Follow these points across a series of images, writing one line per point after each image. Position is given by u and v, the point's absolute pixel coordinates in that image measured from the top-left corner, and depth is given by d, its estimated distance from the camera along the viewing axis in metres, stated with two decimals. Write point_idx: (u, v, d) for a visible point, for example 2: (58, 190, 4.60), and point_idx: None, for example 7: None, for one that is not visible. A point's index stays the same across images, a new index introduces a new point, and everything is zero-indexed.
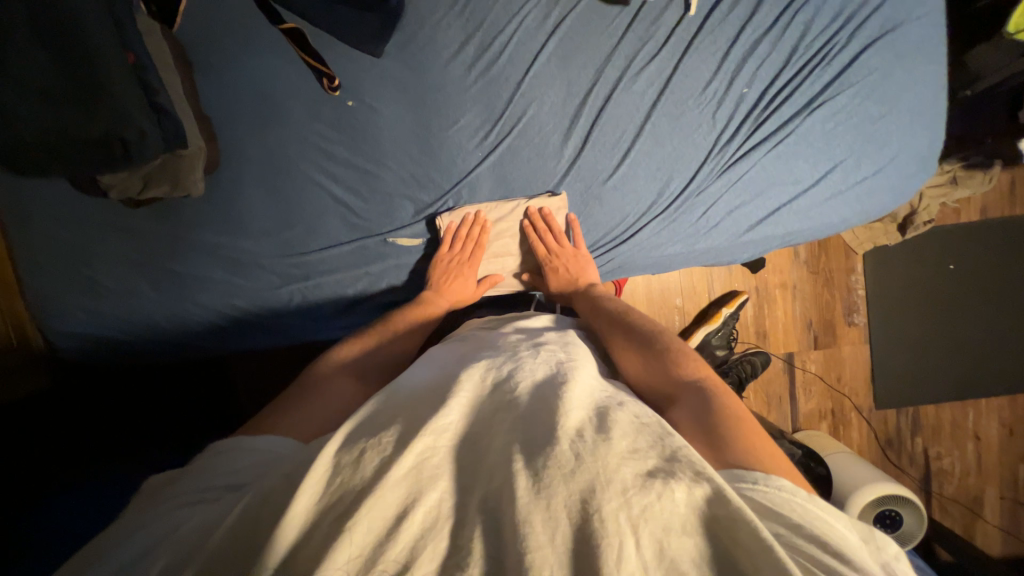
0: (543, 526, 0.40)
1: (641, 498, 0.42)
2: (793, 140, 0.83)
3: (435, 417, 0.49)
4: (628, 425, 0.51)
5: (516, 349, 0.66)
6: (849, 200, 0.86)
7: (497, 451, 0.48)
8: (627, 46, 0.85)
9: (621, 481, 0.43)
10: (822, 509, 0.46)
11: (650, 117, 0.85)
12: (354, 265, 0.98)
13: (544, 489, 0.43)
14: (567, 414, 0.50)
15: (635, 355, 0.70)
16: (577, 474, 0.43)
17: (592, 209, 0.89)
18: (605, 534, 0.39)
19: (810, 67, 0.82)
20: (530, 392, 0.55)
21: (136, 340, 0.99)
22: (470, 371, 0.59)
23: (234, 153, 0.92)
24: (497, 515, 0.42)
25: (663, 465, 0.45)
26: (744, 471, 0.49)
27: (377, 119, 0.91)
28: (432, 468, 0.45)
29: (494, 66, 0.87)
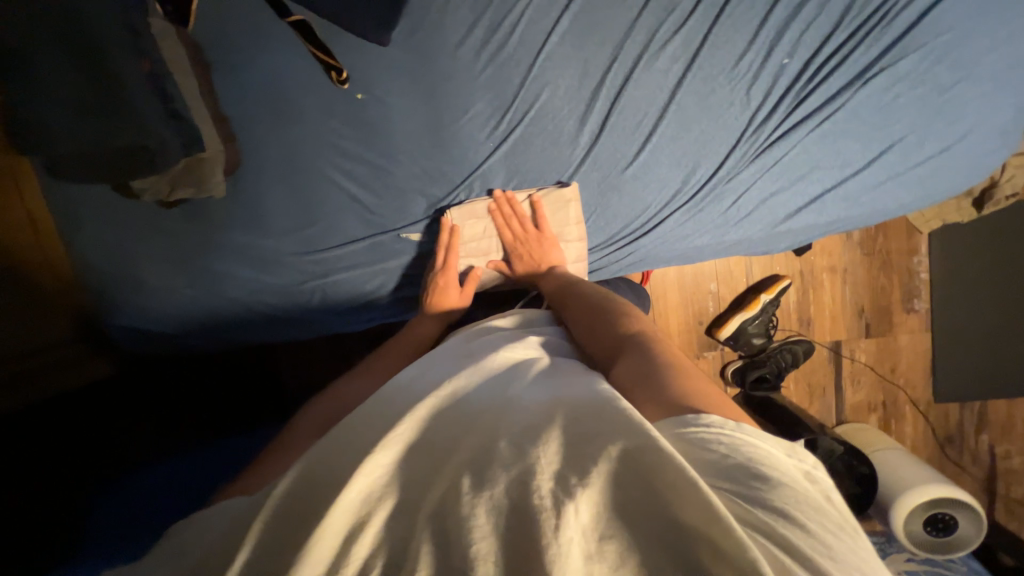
0: (478, 508, 0.36)
1: (580, 474, 0.37)
2: (841, 117, 0.73)
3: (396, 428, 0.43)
4: (574, 402, 0.46)
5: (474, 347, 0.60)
6: (907, 183, 0.76)
7: (454, 451, 0.42)
8: (649, 18, 0.77)
9: (554, 456, 0.39)
10: (749, 431, 0.41)
11: (675, 98, 0.77)
12: (370, 261, 0.99)
13: (488, 479, 0.38)
14: (518, 414, 0.45)
15: (586, 327, 0.67)
16: (518, 461, 0.39)
17: (609, 201, 0.84)
18: (541, 510, 0.34)
19: (866, 29, 0.71)
20: (485, 392, 0.50)
21: (177, 334, 1.06)
22: (432, 373, 0.55)
23: (252, 152, 0.94)
24: (441, 515, 0.37)
25: (598, 430, 0.41)
26: (674, 411, 0.44)
27: (387, 112, 0.89)
28: (377, 491, 0.39)
29: (504, 48, 0.82)
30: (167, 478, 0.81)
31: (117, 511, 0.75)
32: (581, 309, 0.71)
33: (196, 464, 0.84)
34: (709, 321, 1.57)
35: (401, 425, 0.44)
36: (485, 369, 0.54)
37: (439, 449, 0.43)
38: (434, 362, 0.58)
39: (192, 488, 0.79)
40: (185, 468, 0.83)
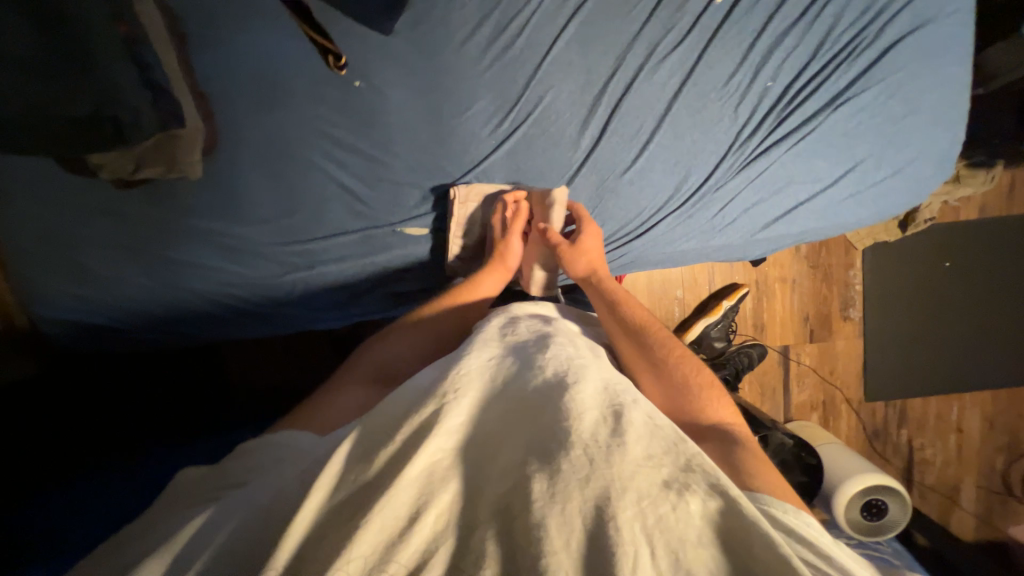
0: (557, 534, 0.41)
1: (657, 512, 0.43)
2: (815, 137, 0.82)
3: (443, 418, 0.48)
4: (642, 427, 0.51)
5: (524, 346, 0.63)
6: (866, 201, 0.86)
7: (516, 456, 0.47)
8: (650, 33, 0.81)
9: (637, 491, 0.44)
10: (832, 543, 0.48)
11: (672, 109, 0.82)
12: (360, 255, 0.95)
13: (557, 494, 0.43)
14: (580, 416, 0.50)
15: (656, 384, 0.70)
16: (592, 481, 0.44)
17: (607, 203, 0.87)
18: (621, 542, 0.40)
19: (836, 62, 0.80)
20: (545, 390, 0.54)
21: (129, 328, 0.95)
22: (491, 364, 0.57)
23: (232, 132, 0.87)
24: (508, 513, 0.43)
25: (677, 474, 0.47)
26: (764, 493, 0.52)
27: (385, 102, 0.86)
28: (442, 473, 0.46)
29: (510, 49, 0.83)
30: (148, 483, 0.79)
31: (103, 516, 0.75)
32: (643, 353, 0.72)
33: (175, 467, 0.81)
34: (676, 325, 1.66)
35: (453, 416, 0.49)
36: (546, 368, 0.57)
37: (504, 459, 0.47)
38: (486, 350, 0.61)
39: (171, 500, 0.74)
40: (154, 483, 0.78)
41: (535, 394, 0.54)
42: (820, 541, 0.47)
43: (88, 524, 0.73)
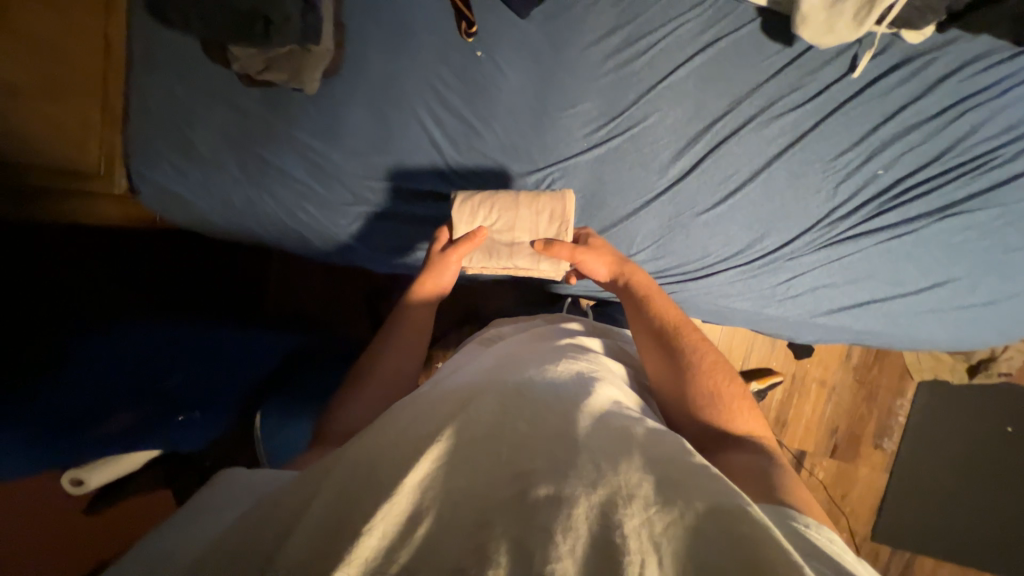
0: (562, 540, 0.40)
1: (662, 517, 0.42)
2: (911, 240, 0.77)
3: (450, 423, 0.51)
4: (646, 438, 0.52)
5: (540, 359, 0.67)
6: (945, 321, 0.79)
7: (523, 457, 0.48)
8: (772, 88, 0.80)
9: (643, 498, 0.44)
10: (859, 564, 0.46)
11: (769, 167, 0.81)
12: (424, 210, 0.99)
13: (564, 498, 0.43)
14: (587, 429, 0.52)
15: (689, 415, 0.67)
16: (599, 488, 0.44)
17: (673, 237, 0.86)
18: (628, 552, 0.39)
19: (960, 171, 0.75)
20: (550, 394, 0.57)
21: (204, 208, 1.02)
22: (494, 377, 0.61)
23: (355, 65, 0.94)
24: (515, 512, 0.43)
25: (682, 480, 0.46)
26: (792, 508, 0.51)
27: (498, 78, 0.90)
28: (443, 473, 0.46)
29: (631, 63, 0.85)
30: (180, 342, 0.88)
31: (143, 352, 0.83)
32: (677, 371, 0.70)
33: (203, 347, 0.90)
34: None
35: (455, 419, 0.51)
36: (550, 375, 0.61)
37: (512, 454, 0.48)
38: (504, 364, 0.66)
39: (193, 377, 0.85)
40: (186, 344, 0.89)
41: (537, 395, 0.57)
42: (845, 559, 0.45)
43: (132, 356, 0.82)
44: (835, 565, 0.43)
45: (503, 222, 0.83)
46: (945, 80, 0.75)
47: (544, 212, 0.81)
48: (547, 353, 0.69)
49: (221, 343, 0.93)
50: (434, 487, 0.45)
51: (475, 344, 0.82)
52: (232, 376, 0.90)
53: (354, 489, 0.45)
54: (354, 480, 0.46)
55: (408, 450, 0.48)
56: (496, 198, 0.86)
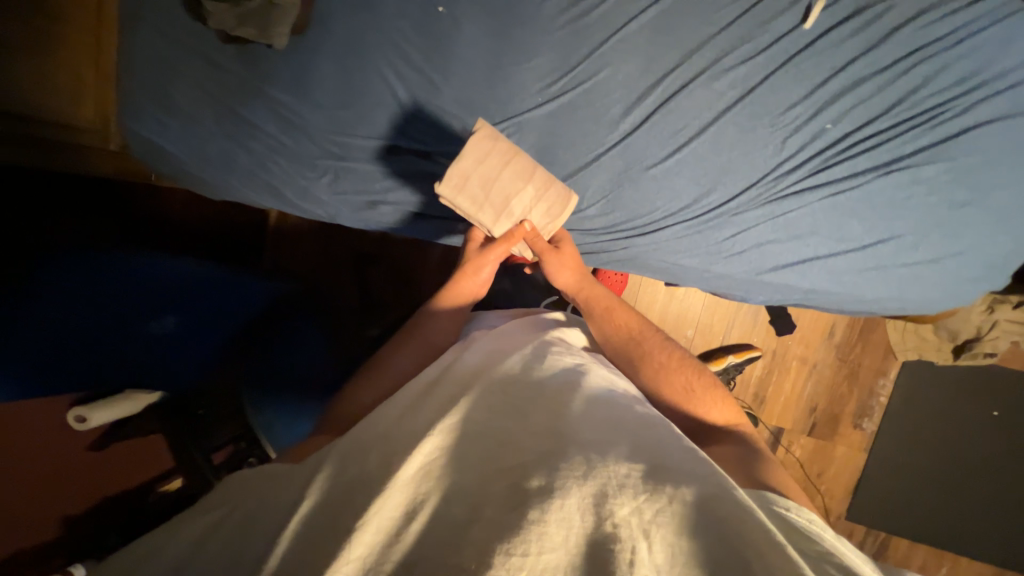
0: (557, 531, 0.43)
1: (651, 505, 0.46)
2: (857, 195, 0.76)
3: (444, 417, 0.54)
4: (631, 430, 0.56)
5: (530, 351, 0.69)
6: (890, 280, 0.79)
7: (517, 454, 0.51)
8: (725, 40, 0.79)
9: (632, 486, 0.47)
10: (830, 535, 0.52)
11: (718, 120, 0.81)
12: (389, 165, 1.01)
13: (557, 490, 0.46)
14: (576, 425, 0.55)
15: (671, 408, 0.74)
16: (590, 479, 0.47)
17: (622, 192, 0.86)
18: (618, 540, 0.43)
19: (909, 125, 0.74)
20: (535, 389, 0.61)
21: (186, 161, 1.07)
22: (483, 371, 0.64)
23: (323, 20, 0.97)
24: (511, 504, 0.46)
25: (663, 470, 0.50)
26: (771, 492, 0.58)
27: (458, 33, 0.92)
28: (440, 471, 0.50)
29: (586, 16, 0.85)
30: (166, 280, 0.79)
31: (126, 287, 0.74)
32: (651, 368, 0.76)
33: (192, 290, 0.81)
34: None
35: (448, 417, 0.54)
36: (537, 369, 0.64)
37: (507, 451, 0.52)
38: (493, 355, 0.69)
39: (178, 321, 0.78)
40: (175, 283, 0.79)
41: (524, 390, 0.60)
42: (819, 535, 0.51)
43: (113, 292, 0.73)
44: (800, 543, 0.49)
45: (500, 196, 0.80)
46: (899, 30, 0.73)
47: (547, 203, 0.81)
48: (537, 344, 0.71)
49: (214, 287, 0.83)
50: (437, 483, 0.49)
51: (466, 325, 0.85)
52: (225, 325, 0.84)
53: (353, 487, 0.48)
54: (352, 479, 0.49)
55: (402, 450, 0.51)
56: (501, 162, 0.80)
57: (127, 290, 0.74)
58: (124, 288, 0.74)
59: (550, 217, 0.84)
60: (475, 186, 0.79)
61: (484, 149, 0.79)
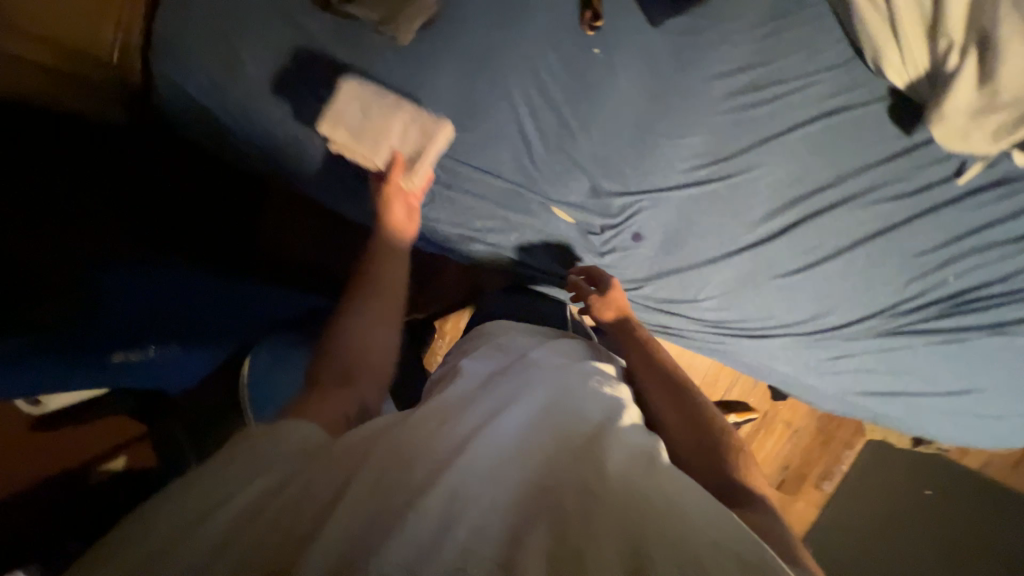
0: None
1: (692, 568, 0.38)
2: (959, 348, 0.82)
3: (475, 438, 0.47)
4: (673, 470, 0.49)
5: (575, 365, 0.63)
6: (960, 424, 0.86)
7: (548, 494, 0.43)
8: (879, 173, 0.80)
9: (672, 551, 0.39)
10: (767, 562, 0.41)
11: (855, 248, 0.82)
12: (501, 205, 0.89)
13: (589, 548, 0.38)
14: (610, 454, 0.47)
15: (694, 452, 0.64)
16: (626, 535, 0.39)
17: (743, 293, 0.86)
18: None
19: (1018, 294, 0.80)
20: (572, 411, 0.52)
21: (233, 121, 0.86)
22: (519, 385, 0.56)
23: (455, 22, 0.82)
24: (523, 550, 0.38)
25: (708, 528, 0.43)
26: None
27: (609, 83, 0.84)
28: (450, 497, 0.41)
29: (753, 108, 0.81)
30: (194, 283, 0.76)
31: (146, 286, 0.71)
32: (677, 404, 0.69)
33: (221, 306, 0.77)
34: None
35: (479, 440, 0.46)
36: (573, 384, 0.58)
37: (530, 488, 0.44)
38: (529, 368, 0.60)
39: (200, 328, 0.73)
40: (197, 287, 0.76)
41: (559, 413, 0.52)
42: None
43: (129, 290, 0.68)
44: None
45: (374, 128, 0.79)
46: None
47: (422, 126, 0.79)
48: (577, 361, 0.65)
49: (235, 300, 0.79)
50: (450, 513, 0.40)
51: (483, 332, 0.76)
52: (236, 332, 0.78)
53: (366, 513, 0.40)
54: (369, 509, 0.40)
55: (421, 477, 0.42)
56: (351, 107, 0.79)
57: (159, 291, 0.71)
58: (165, 285, 0.73)
59: (427, 138, 0.80)
60: (362, 137, 0.79)
61: (344, 102, 0.79)
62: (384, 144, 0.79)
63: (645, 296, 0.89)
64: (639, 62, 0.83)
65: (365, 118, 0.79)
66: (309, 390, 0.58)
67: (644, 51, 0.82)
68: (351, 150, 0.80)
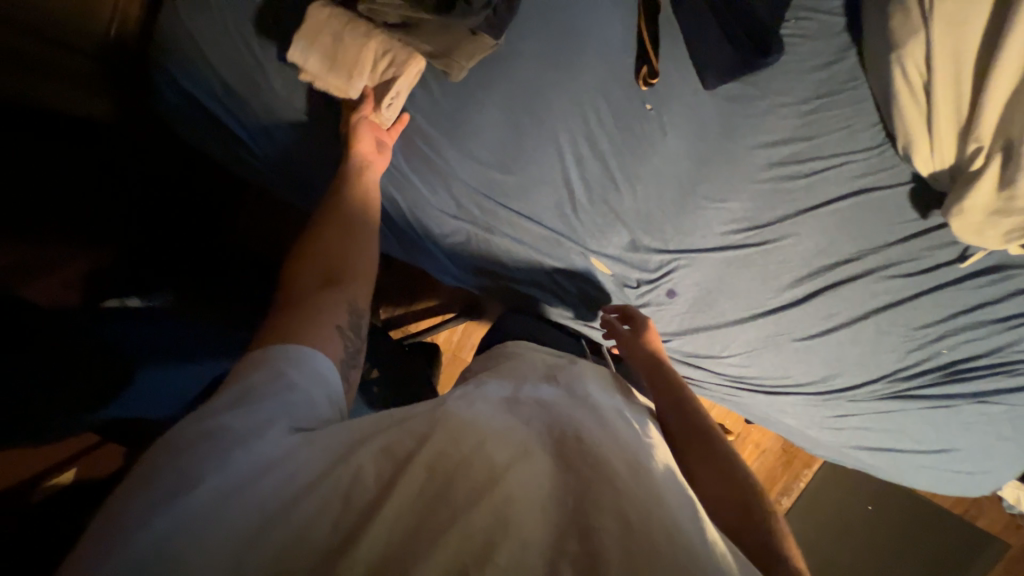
0: None
1: None
2: (944, 411, 0.91)
3: (509, 467, 0.45)
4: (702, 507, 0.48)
5: (606, 397, 0.62)
6: (932, 474, 0.98)
7: (581, 531, 0.41)
8: (896, 251, 0.86)
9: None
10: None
11: (869, 317, 0.87)
12: (539, 251, 0.88)
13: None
14: (652, 490, 0.45)
15: (716, 493, 0.60)
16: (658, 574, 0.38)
17: (765, 353, 0.91)
18: None
19: (998, 368, 0.90)
20: (613, 447, 0.50)
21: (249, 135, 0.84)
22: (560, 418, 0.53)
23: (508, 62, 0.79)
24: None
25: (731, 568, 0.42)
26: None
27: (659, 139, 0.83)
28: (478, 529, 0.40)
29: (790, 179, 0.84)
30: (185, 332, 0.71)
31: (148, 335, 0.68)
32: (702, 445, 0.66)
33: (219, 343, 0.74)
34: None
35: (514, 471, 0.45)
36: (610, 417, 0.56)
37: (564, 521, 0.42)
38: (571, 403, 0.57)
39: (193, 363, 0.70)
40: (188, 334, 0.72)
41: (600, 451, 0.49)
42: None
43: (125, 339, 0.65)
44: None
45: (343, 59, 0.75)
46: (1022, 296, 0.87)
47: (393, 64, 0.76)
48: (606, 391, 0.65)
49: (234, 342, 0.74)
50: (478, 552, 0.39)
51: (521, 357, 0.74)
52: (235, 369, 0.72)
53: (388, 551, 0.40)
54: (398, 543, 0.40)
55: (452, 510, 0.42)
56: (325, 36, 0.75)
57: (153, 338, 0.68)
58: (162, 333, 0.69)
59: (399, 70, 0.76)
60: (335, 66, 0.75)
61: (316, 31, 0.75)
62: (358, 76, 0.76)
63: (675, 348, 0.92)
64: (689, 123, 0.82)
65: (335, 45, 0.75)
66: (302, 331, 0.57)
67: (695, 112, 0.82)
68: (341, 91, 0.77)
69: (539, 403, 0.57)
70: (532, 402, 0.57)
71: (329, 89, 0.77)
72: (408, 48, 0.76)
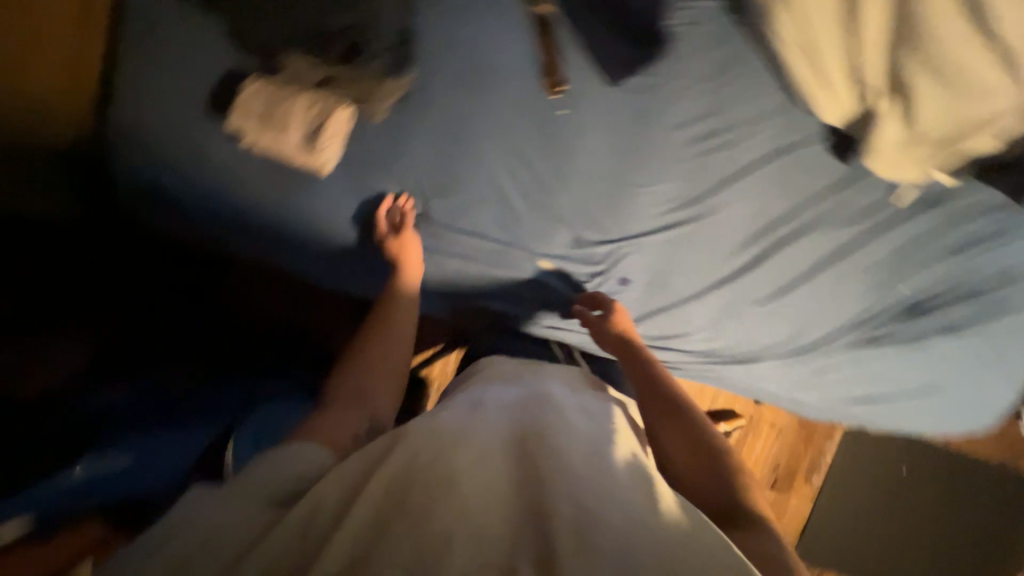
0: None
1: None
2: (918, 350, 0.90)
3: (461, 476, 0.46)
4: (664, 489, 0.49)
5: (567, 392, 0.63)
6: (927, 417, 0.96)
7: (535, 526, 0.43)
8: (830, 203, 0.88)
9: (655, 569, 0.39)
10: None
11: (821, 271, 0.89)
12: (491, 265, 0.91)
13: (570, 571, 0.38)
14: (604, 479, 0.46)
15: (692, 471, 0.61)
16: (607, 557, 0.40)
17: (728, 324, 0.91)
18: None
19: (961, 297, 0.90)
20: (565, 441, 0.51)
21: (197, 202, 0.88)
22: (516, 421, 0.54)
23: (426, 98, 0.85)
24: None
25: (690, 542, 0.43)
26: None
27: (580, 141, 0.87)
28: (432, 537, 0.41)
29: (712, 153, 0.87)
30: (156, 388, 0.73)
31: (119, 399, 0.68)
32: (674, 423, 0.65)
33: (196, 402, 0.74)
34: None
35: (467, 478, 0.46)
36: (567, 410, 0.57)
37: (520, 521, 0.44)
38: (523, 404, 0.58)
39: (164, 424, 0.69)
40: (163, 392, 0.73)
41: (552, 446, 0.49)
42: None
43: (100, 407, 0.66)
44: None
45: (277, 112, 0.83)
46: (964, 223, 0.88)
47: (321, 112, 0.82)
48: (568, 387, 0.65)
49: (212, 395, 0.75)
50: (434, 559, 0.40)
51: (484, 368, 0.74)
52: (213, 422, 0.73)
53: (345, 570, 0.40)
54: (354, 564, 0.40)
55: (407, 523, 0.42)
56: (258, 100, 0.82)
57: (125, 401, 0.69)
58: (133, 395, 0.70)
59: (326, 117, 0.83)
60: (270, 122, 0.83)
61: (252, 93, 0.82)
62: (292, 128, 0.83)
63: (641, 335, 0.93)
64: (605, 120, 0.87)
65: (270, 104, 0.83)
66: (323, 410, 0.63)
67: (608, 110, 0.87)
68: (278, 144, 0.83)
69: (495, 408, 0.58)
70: (488, 407, 0.58)
71: (267, 143, 0.84)
72: (334, 99, 0.83)
